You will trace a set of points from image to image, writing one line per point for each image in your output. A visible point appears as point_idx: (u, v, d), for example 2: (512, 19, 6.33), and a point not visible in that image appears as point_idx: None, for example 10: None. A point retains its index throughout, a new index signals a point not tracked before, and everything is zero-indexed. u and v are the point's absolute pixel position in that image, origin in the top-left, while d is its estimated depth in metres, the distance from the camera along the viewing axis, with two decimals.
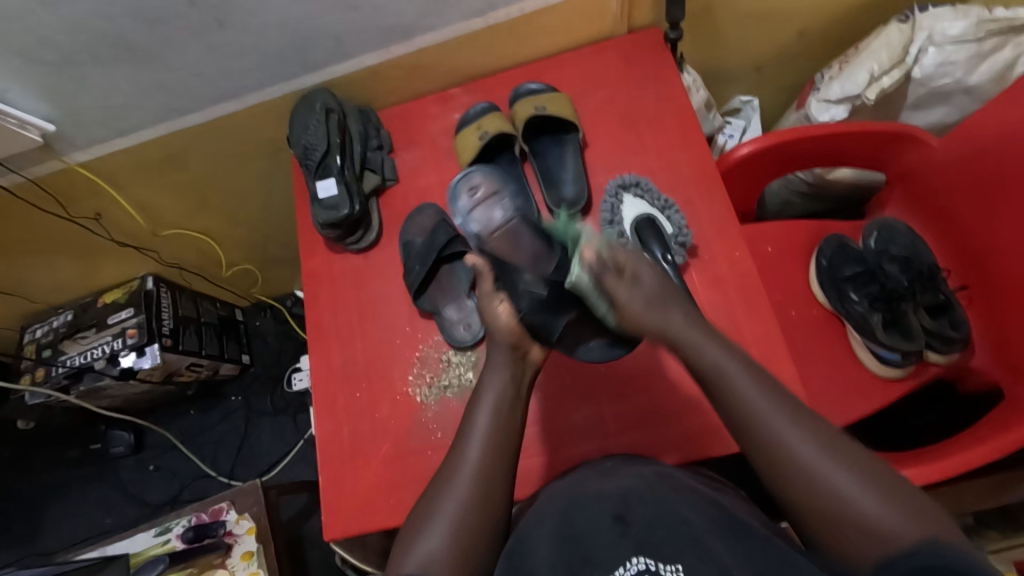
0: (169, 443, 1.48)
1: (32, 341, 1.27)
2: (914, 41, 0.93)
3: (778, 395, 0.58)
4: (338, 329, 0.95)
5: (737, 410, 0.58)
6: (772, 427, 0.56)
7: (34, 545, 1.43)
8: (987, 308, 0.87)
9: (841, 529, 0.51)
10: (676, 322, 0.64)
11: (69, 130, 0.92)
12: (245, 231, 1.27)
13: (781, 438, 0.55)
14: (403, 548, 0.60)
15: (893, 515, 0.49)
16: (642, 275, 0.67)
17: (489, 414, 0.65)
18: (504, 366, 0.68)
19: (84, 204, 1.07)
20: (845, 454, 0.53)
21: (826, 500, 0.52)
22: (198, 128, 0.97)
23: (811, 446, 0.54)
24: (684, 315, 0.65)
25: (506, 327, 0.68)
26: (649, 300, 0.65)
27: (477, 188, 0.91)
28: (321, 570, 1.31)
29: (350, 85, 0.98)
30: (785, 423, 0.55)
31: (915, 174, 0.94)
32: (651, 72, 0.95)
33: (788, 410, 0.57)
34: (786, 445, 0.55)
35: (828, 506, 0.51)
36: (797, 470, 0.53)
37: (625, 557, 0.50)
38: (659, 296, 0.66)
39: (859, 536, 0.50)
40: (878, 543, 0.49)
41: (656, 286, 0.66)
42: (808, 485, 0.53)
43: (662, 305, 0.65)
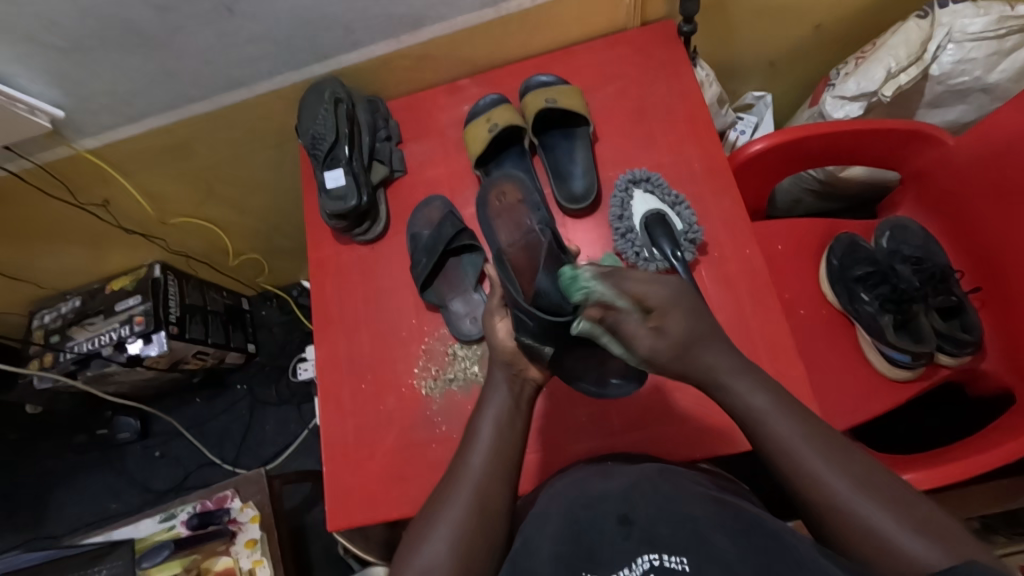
0: (175, 430, 1.49)
1: (40, 327, 1.28)
2: (933, 38, 0.92)
3: (806, 426, 0.57)
4: (344, 321, 0.94)
5: (765, 448, 0.58)
6: (806, 464, 0.55)
7: (42, 528, 1.45)
8: (1001, 313, 0.86)
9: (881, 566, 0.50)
10: (705, 358, 0.61)
11: (78, 116, 0.92)
12: (253, 220, 1.27)
13: (813, 476, 0.54)
14: (406, 551, 0.59)
15: (928, 547, 0.49)
16: (668, 322, 0.60)
17: (491, 424, 0.65)
18: (503, 382, 0.68)
19: (93, 190, 1.07)
20: (878, 486, 0.53)
21: (862, 534, 0.51)
22: (207, 116, 0.96)
23: (837, 475, 0.54)
24: (713, 358, 0.61)
25: (502, 346, 0.69)
26: (671, 352, 0.60)
27: (504, 194, 0.85)
28: (323, 558, 1.32)
29: (359, 75, 0.97)
30: (818, 459, 0.55)
31: (931, 173, 0.92)
32: (663, 67, 0.94)
33: (817, 443, 0.56)
34: (822, 485, 0.54)
35: (867, 542, 0.51)
36: (834, 508, 0.53)
37: (632, 557, 0.50)
38: (687, 343, 0.60)
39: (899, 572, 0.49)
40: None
41: (686, 334, 0.60)
42: (845, 521, 0.52)
43: (689, 352, 0.60)
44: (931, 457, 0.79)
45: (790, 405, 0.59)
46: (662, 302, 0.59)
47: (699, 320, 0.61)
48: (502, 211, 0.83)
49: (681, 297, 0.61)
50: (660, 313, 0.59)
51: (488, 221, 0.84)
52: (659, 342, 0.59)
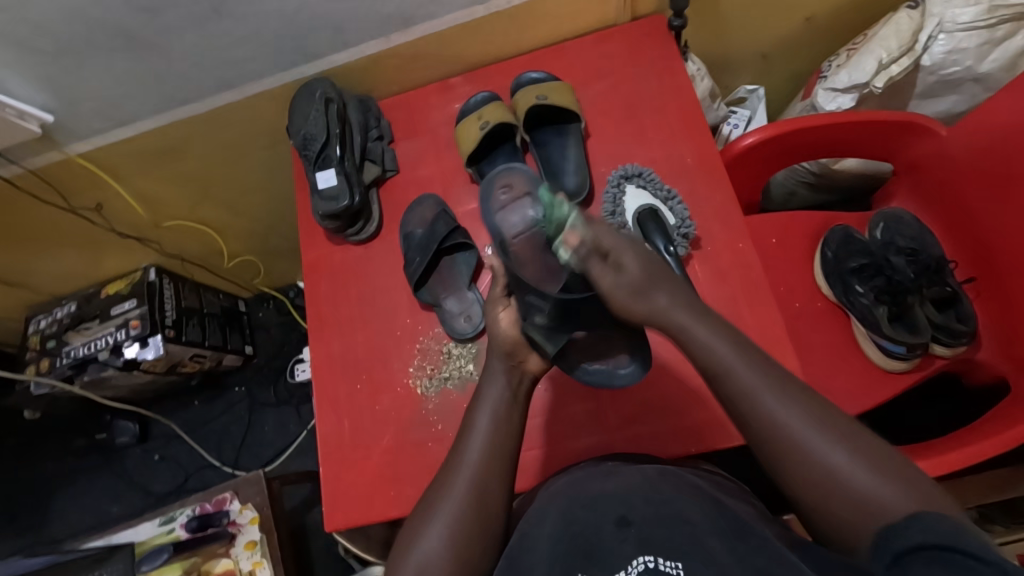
0: (174, 433, 1.49)
1: (36, 332, 1.28)
2: (923, 29, 0.92)
3: (771, 378, 0.56)
4: (339, 321, 0.94)
5: (728, 395, 0.57)
6: (769, 409, 0.55)
7: (43, 533, 1.45)
8: (995, 300, 0.86)
9: (836, 508, 0.51)
10: (658, 301, 0.61)
11: (68, 120, 0.91)
12: (247, 222, 1.27)
13: (776, 421, 0.54)
14: (402, 548, 0.60)
15: (886, 493, 0.49)
16: (624, 261, 0.62)
17: (489, 416, 0.64)
18: (500, 374, 0.67)
19: (86, 195, 1.06)
20: (842, 433, 0.53)
21: (820, 478, 0.52)
22: (197, 118, 0.96)
23: (800, 420, 0.54)
24: (669, 298, 0.61)
25: (506, 335, 0.67)
26: (630, 293, 0.61)
27: (510, 187, 0.88)
28: (324, 558, 1.32)
29: (350, 75, 0.97)
30: (781, 405, 0.55)
31: (924, 164, 0.92)
32: (654, 61, 0.94)
33: (782, 389, 0.55)
34: (784, 428, 0.54)
35: (825, 485, 0.52)
36: (794, 451, 0.53)
37: (627, 559, 0.50)
38: (644, 286, 0.61)
39: (853, 514, 0.50)
40: (872, 521, 0.49)
41: (642, 274, 0.61)
42: (805, 465, 0.53)
43: (644, 292, 0.61)
44: (927, 448, 0.79)
45: (758, 359, 0.57)
46: (617, 243, 0.62)
47: (653, 262, 0.63)
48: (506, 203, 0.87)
49: (636, 243, 0.64)
50: (619, 254, 0.62)
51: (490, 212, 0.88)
52: (617, 284, 0.61)
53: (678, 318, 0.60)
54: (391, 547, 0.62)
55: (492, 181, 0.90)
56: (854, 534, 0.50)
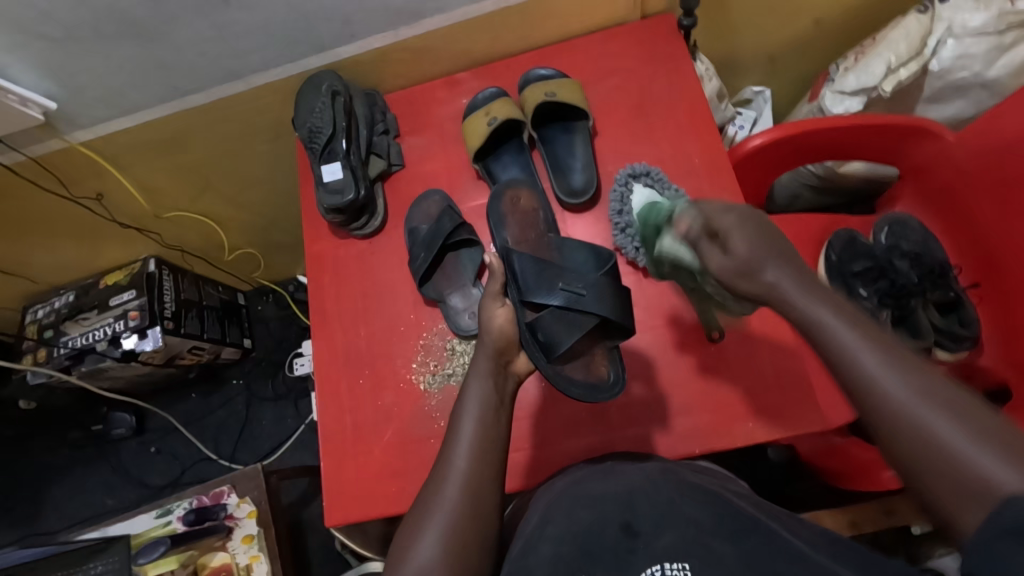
0: (171, 426, 1.49)
1: (34, 322, 1.27)
2: (933, 33, 0.92)
3: (875, 337, 0.50)
4: (342, 315, 0.94)
5: (827, 359, 0.51)
6: (866, 366, 0.48)
7: (37, 524, 1.44)
8: (1000, 306, 0.86)
9: (940, 479, 0.43)
10: (775, 276, 0.56)
11: (71, 109, 0.90)
12: (249, 215, 1.26)
13: (870, 382, 0.48)
14: (396, 558, 0.59)
15: (1000, 468, 0.41)
16: (734, 243, 0.58)
17: (474, 422, 0.63)
18: (487, 374, 0.66)
19: (86, 183, 1.05)
20: (953, 402, 0.45)
21: (919, 443, 0.45)
22: (202, 109, 0.95)
23: (904, 384, 0.47)
24: (778, 273, 0.56)
25: (498, 331, 0.68)
26: (736, 272, 0.58)
27: (518, 198, 0.87)
28: (321, 554, 1.32)
29: (357, 68, 0.96)
30: (878, 362, 0.48)
31: (931, 168, 0.92)
32: (664, 60, 0.93)
33: (880, 347, 0.49)
34: (886, 394, 0.47)
35: (924, 451, 0.44)
36: (897, 417, 0.46)
37: (637, 569, 0.50)
38: (750, 263, 0.57)
39: (956, 488, 0.42)
40: (979, 499, 0.41)
41: (753, 254, 0.57)
42: (902, 429, 0.45)
43: (755, 267, 0.57)
44: None
45: (866, 323, 0.51)
46: (728, 223, 0.59)
47: (765, 240, 0.58)
48: (516, 212, 0.86)
49: (747, 220, 0.59)
50: (726, 235, 0.59)
51: (499, 215, 0.86)
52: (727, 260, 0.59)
53: (788, 286, 0.55)
54: (387, 553, 0.61)
55: (498, 193, 0.87)
56: (962, 512, 0.42)
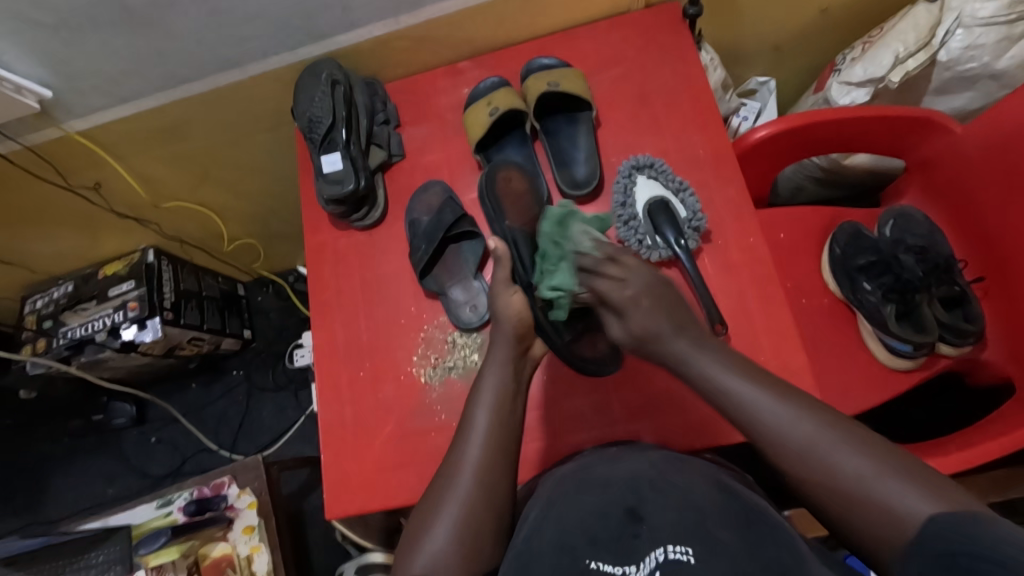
0: (171, 416, 1.49)
1: (32, 312, 1.26)
2: (942, 23, 0.91)
3: (770, 387, 0.58)
4: (342, 308, 0.93)
5: (739, 420, 0.57)
6: (765, 415, 0.56)
7: (39, 513, 1.45)
8: (1004, 300, 0.85)
9: (857, 512, 0.50)
10: (670, 344, 0.63)
11: (67, 97, 0.89)
12: (248, 205, 1.25)
13: (778, 435, 0.55)
14: (405, 551, 0.58)
15: (907, 495, 0.48)
16: (633, 313, 0.65)
17: (489, 409, 0.63)
18: (507, 362, 0.68)
19: (84, 173, 1.04)
20: (855, 437, 0.53)
21: (836, 485, 0.51)
22: (200, 97, 0.94)
23: (805, 424, 0.54)
24: (670, 341, 0.63)
25: (516, 317, 0.69)
26: (632, 340, 0.66)
27: (510, 176, 0.86)
28: (322, 544, 1.32)
29: (357, 56, 0.95)
30: (784, 415, 0.55)
31: (937, 161, 0.91)
32: (669, 49, 0.92)
33: (785, 398, 0.56)
34: (788, 438, 0.54)
35: (842, 492, 0.51)
36: (807, 458, 0.53)
37: (640, 555, 0.49)
38: (648, 334, 0.64)
39: (875, 520, 0.49)
40: (897, 527, 0.48)
41: (650, 324, 0.64)
42: (818, 473, 0.52)
43: (650, 341, 0.64)
44: (933, 446, 0.79)
45: (771, 385, 0.58)
46: (631, 297, 0.65)
47: (661, 312, 0.65)
48: (509, 194, 0.86)
49: (644, 295, 0.65)
50: (625, 309, 0.66)
51: (494, 201, 0.86)
52: (624, 330, 0.66)
53: (683, 352, 0.62)
54: (395, 552, 0.60)
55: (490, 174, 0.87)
56: (885, 542, 0.48)
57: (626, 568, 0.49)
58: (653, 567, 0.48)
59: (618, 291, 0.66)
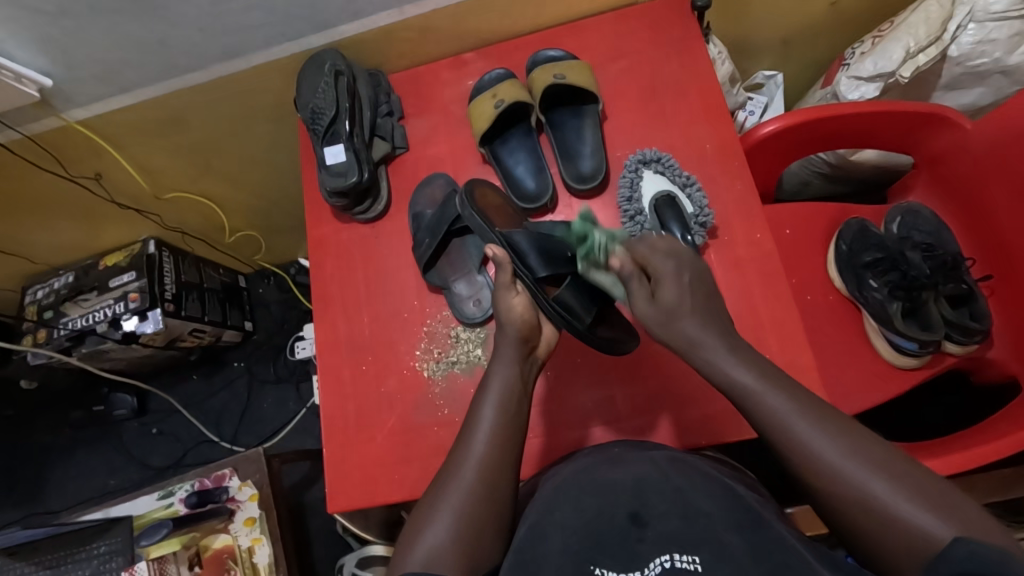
0: (172, 408, 1.48)
1: (33, 303, 1.26)
2: (954, 17, 0.89)
3: (801, 402, 0.56)
4: (345, 301, 0.93)
5: (775, 442, 0.55)
6: (793, 432, 0.54)
7: (40, 503, 1.45)
8: (1010, 299, 0.85)
9: (882, 534, 0.49)
10: (698, 330, 0.61)
11: (68, 86, 0.88)
12: (249, 197, 1.24)
13: (809, 448, 0.53)
14: (404, 546, 0.57)
15: (928, 518, 0.47)
16: (662, 289, 0.63)
17: (495, 407, 0.63)
18: (513, 361, 0.67)
19: (85, 163, 1.04)
20: (885, 459, 0.51)
21: (862, 503, 0.50)
22: (201, 87, 0.93)
23: (830, 445, 0.53)
24: (695, 327, 0.61)
25: (520, 320, 0.68)
26: (658, 317, 0.63)
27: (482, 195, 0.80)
28: (323, 537, 1.33)
29: (361, 47, 0.94)
30: (808, 429, 0.54)
31: (945, 157, 0.90)
32: (676, 43, 0.91)
33: (807, 415, 0.55)
34: (814, 453, 0.53)
35: (863, 509, 0.50)
36: (832, 479, 0.52)
37: (645, 561, 0.49)
38: (674, 310, 0.62)
39: (896, 542, 0.48)
40: (916, 547, 0.47)
41: (682, 301, 0.62)
42: (843, 490, 0.51)
43: (678, 321, 0.62)
44: (937, 446, 0.79)
45: (809, 401, 0.56)
46: (664, 270, 0.64)
47: (695, 294, 0.63)
48: (490, 207, 0.79)
49: (684, 269, 0.64)
50: (660, 281, 0.63)
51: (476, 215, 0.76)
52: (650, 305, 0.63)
53: (709, 342, 0.61)
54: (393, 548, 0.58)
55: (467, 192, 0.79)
56: (902, 563, 0.48)
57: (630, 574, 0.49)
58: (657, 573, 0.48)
59: (657, 259, 0.65)
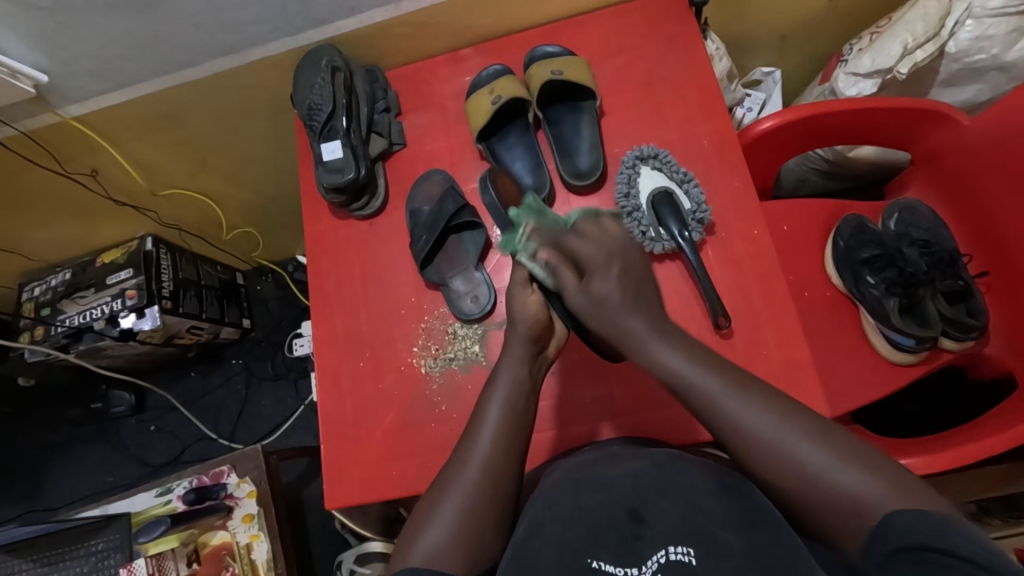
0: (170, 405, 1.48)
1: (30, 300, 1.25)
2: (951, 13, 0.89)
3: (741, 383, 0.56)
4: (342, 298, 0.93)
5: (715, 426, 0.56)
6: (732, 410, 0.54)
7: (38, 500, 1.45)
8: (1008, 296, 0.85)
9: (828, 506, 0.49)
10: (631, 323, 0.62)
11: (63, 82, 0.88)
12: (247, 193, 1.24)
13: (739, 425, 0.54)
14: (404, 543, 0.57)
15: (866, 483, 0.48)
16: (596, 282, 0.63)
17: (501, 405, 0.63)
18: (522, 361, 0.67)
19: (81, 160, 1.03)
20: (815, 427, 0.52)
21: (800, 474, 0.50)
22: (198, 84, 0.93)
23: (767, 419, 0.53)
24: (627, 317, 0.62)
25: (534, 319, 0.68)
26: (590, 308, 0.64)
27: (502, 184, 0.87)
28: (321, 534, 1.33)
29: (358, 43, 0.93)
30: (742, 407, 0.54)
31: (942, 154, 0.90)
32: (674, 39, 0.91)
33: (754, 392, 0.55)
34: (751, 430, 0.53)
35: (800, 479, 0.50)
36: (774, 454, 0.52)
37: (644, 556, 0.49)
38: (603, 301, 0.63)
39: (840, 513, 0.48)
40: (861, 517, 0.47)
41: (614, 292, 0.62)
42: (779, 464, 0.51)
43: (609, 312, 0.63)
44: (934, 442, 0.79)
45: (741, 379, 0.57)
46: (593, 261, 0.63)
47: (626, 285, 0.63)
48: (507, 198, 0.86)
49: (613, 261, 0.63)
50: (590, 272, 0.63)
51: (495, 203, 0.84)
52: (581, 297, 0.64)
53: (640, 334, 0.61)
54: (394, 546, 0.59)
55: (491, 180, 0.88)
56: (845, 532, 0.48)
57: (629, 569, 0.49)
58: (655, 570, 0.48)
59: (586, 249, 0.64)
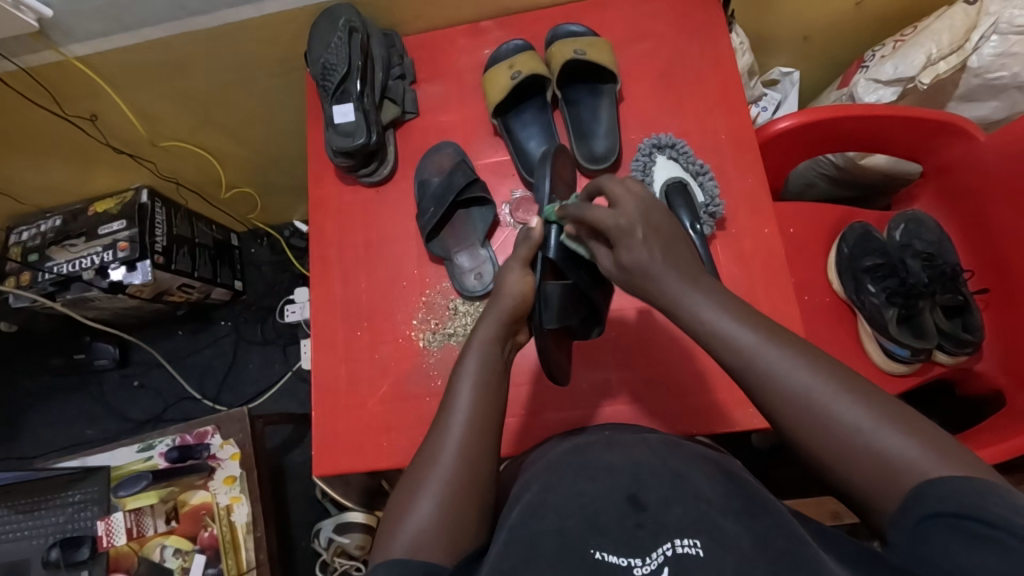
0: (156, 361, 1.46)
1: (18, 243, 1.22)
2: (978, 27, 0.88)
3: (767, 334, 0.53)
4: (343, 265, 0.91)
5: None
6: (762, 370, 0.52)
7: (15, 448, 1.43)
8: (1005, 313, 0.86)
9: (862, 472, 0.47)
10: (663, 285, 0.57)
11: (68, 19, 0.84)
12: (249, 152, 1.21)
13: (775, 382, 0.51)
14: (387, 531, 0.55)
15: (899, 445, 0.46)
16: (623, 254, 0.59)
17: (473, 385, 0.62)
18: (490, 338, 0.66)
19: (80, 103, 1.00)
20: (853, 385, 0.49)
21: (831, 431, 0.48)
22: (207, 32, 0.89)
23: (803, 370, 0.50)
24: (661, 289, 0.58)
25: (515, 296, 0.69)
26: (620, 275, 0.61)
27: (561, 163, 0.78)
28: (302, 501, 1.32)
29: (376, 5, 0.91)
30: (779, 358, 0.51)
31: (952, 168, 0.91)
32: (699, 29, 0.89)
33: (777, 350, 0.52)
34: (786, 386, 0.50)
35: (834, 442, 0.48)
36: (805, 415, 0.49)
37: (648, 548, 0.49)
38: (637, 272, 0.58)
39: (873, 481, 0.46)
40: (895, 482, 0.45)
41: (644, 258, 0.58)
42: (808, 422, 0.49)
43: (639, 285, 0.59)
44: None
45: (784, 340, 0.53)
46: (621, 227, 0.58)
47: (659, 249, 0.58)
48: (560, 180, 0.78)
49: (644, 229, 0.58)
50: (616, 244, 0.59)
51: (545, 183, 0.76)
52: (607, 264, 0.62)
53: (675, 292, 0.57)
54: (376, 531, 0.57)
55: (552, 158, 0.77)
56: (879, 498, 0.46)
57: (633, 560, 0.49)
58: (661, 562, 0.48)
59: (612, 219, 0.59)
